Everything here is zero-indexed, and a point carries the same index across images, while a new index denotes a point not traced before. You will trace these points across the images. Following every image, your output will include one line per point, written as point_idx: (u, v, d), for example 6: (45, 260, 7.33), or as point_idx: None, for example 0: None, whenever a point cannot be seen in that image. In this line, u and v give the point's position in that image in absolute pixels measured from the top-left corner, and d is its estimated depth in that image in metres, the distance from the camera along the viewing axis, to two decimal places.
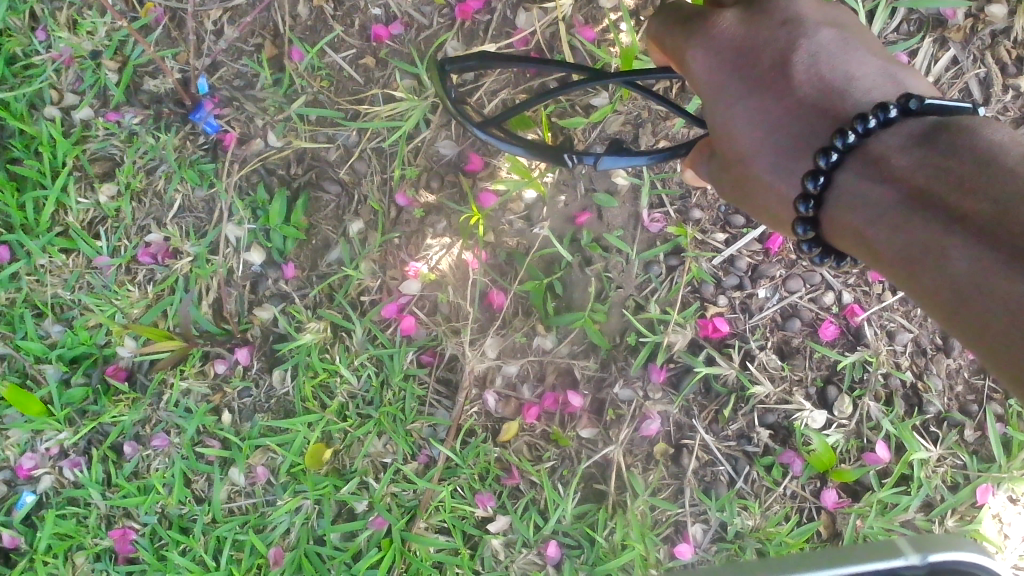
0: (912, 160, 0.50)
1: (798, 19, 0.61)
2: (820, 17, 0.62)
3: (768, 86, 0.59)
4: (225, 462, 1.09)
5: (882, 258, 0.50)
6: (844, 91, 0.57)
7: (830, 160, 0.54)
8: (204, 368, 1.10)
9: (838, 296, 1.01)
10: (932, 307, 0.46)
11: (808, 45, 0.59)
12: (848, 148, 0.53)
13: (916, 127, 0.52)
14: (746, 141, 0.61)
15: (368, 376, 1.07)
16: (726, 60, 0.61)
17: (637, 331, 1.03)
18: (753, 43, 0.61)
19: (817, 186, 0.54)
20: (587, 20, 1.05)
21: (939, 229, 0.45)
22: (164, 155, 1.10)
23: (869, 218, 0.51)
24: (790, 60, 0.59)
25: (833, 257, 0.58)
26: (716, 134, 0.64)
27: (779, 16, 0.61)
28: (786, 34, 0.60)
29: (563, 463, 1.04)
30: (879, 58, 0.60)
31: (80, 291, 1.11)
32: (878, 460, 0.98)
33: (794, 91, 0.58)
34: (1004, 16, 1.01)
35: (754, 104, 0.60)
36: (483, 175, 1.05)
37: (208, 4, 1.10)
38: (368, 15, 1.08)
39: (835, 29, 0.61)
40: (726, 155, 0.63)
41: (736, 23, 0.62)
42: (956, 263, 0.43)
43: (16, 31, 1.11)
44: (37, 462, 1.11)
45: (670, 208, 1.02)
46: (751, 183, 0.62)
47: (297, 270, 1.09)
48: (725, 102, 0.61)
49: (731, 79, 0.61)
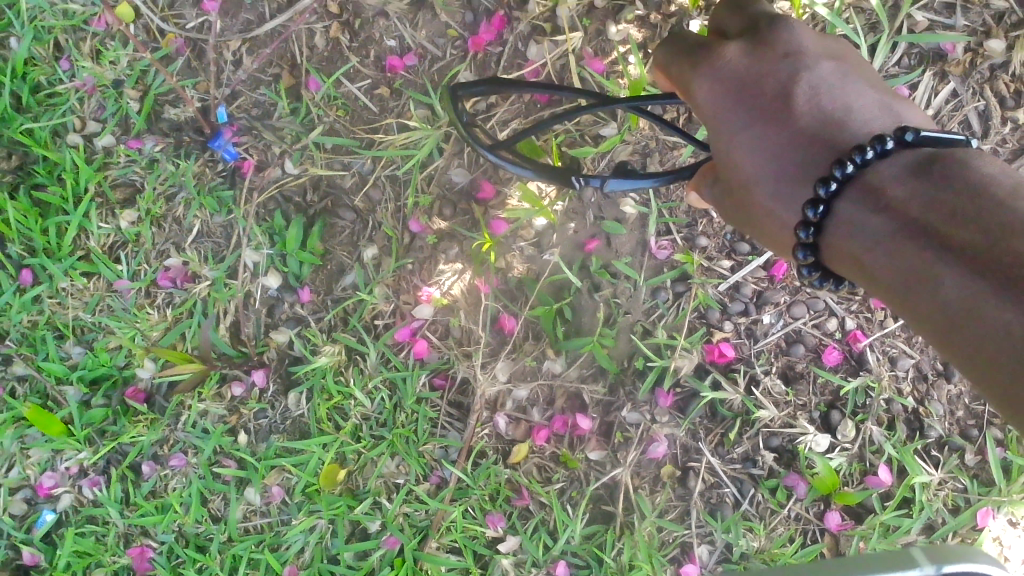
0: (907, 190, 0.52)
1: (800, 52, 0.63)
2: (820, 48, 0.63)
3: (770, 117, 0.61)
4: (241, 482, 1.12)
5: (879, 284, 0.52)
6: (845, 122, 0.60)
7: (830, 189, 0.56)
8: (221, 390, 1.12)
9: (841, 322, 1.04)
10: (928, 332, 0.48)
11: (810, 78, 0.61)
12: (847, 178, 0.56)
13: (912, 158, 0.54)
14: (749, 169, 0.63)
15: (382, 399, 1.10)
16: (732, 90, 0.63)
17: (644, 355, 1.05)
18: (757, 74, 0.62)
19: (816, 214, 0.57)
20: (597, 52, 1.08)
21: (933, 257, 0.47)
22: (184, 182, 1.13)
23: (867, 244, 0.53)
24: (792, 91, 0.61)
25: (831, 280, 0.61)
26: (720, 162, 0.66)
27: (782, 48, 0.63)
28: (788, 66, 0.62)
29: (572, 485, 1.07)
30: (876, 89, 0.63)
31: (100, 314, 1.14)
32: (880, 482, 1.01)
33: (795, 122, 0.61)
34: (1002, 50, 1.03)
35: (757, 134, 0.62)
36: (494, 203, 1.08)
37: (228, 36, 1.13)
38: (383, 46, 1.11)
39: (835, 61, 0.63)
40: (730, 181, 0.66)
41: (740, 53, 0.63)
42: (949, 289, 0.46)
43: (41, 61, 1.14)
44: (57, 481, 1.13)
45: (677, 236, 1.05)
46: (754, 208, 0.65)
47: (313, 293, 1.12)
48: (729, 132, 0.63)
49: (735, 110, 0.63)
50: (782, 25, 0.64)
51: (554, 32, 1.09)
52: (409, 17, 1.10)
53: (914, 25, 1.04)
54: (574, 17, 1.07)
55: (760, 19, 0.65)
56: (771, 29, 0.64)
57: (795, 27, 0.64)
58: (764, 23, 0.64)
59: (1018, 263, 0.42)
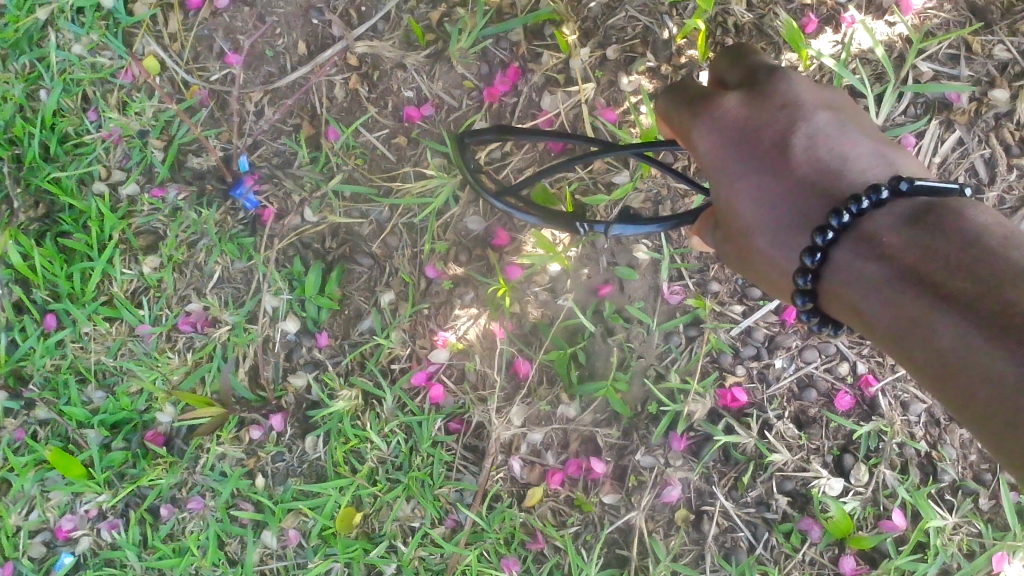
0: (903, 239, 0.54)
1: (797, 102, 0.66)
2: (817, 100, 0.66)
3: (768, 164, 0.63)
4: (258, 525, 1.14)
5: (876, 331, 0.54)
6: (841, 171, 0.61)
7: (827, 237, 0.58)
8: (239, 434, 1.14)
9: (852, 366, 1.05)
10: (924, 378, 0.50)
11: (806, 127, 0.64)
12: (843, 226, 0.58)
13: (907, 207, 0.56)
14: (749, 216, 0.65)
15: (398, 442, 1.11)
16: (731, 138, 0.66)
17: (658, 400, 1.06)
18: (755, 124, 0.65)
19: (814, 261, 0.58)
20: (609, 102, 1.11)
21: (927, 304, 0.49)
22: (205, 229, 1.15)
23: (862, 291, 0.55)
24: (789, 139, 0.63)
25: (830, 324, 0.63)
26: (721, 208, 0.68)
27: (779, 99, 0.66)
28: (785, 116, 0.65)
29: (587, 528, 1.08)
30: (873, 139, 0.65)
31: (122, 358, 1.16)
32: (894, 527, 1.01)
33: (792, 171, 0.62)
34: (1006, 100, 1.06)
35: (756, 182, 0.64)
36: (510, 249, 1.09)
37: (250, 87, 1.16)
38: (401, 97, 1.14)
39: (831, 112, 0.66)
40: (730, 228, 0.67)
41: (739, 104, 0.67)
42: (942, 336, 0.47)
43: (70, 112, 1.18)
44: (77, 524, 1.16)
45: (689, 281, 1.06)
46: (753, 253, 0.66)
47: (330, 338, 1.13)
48: (728, 178, 0.66)
49: (734, 157, 0.66)
50: (780, 78, 0.67)
51: (567, 84, 1.12)
52: (426, 69, 1.13)
53: (919, 75, 1.08)
54: (587, 68, 1.10)
55: (759, 73, 0.69)
56: (769, 83, 0.67)
57: (793, 82, 0.67)
58: (763, 76, 0.68)
59: (1011, 311, 0.44)
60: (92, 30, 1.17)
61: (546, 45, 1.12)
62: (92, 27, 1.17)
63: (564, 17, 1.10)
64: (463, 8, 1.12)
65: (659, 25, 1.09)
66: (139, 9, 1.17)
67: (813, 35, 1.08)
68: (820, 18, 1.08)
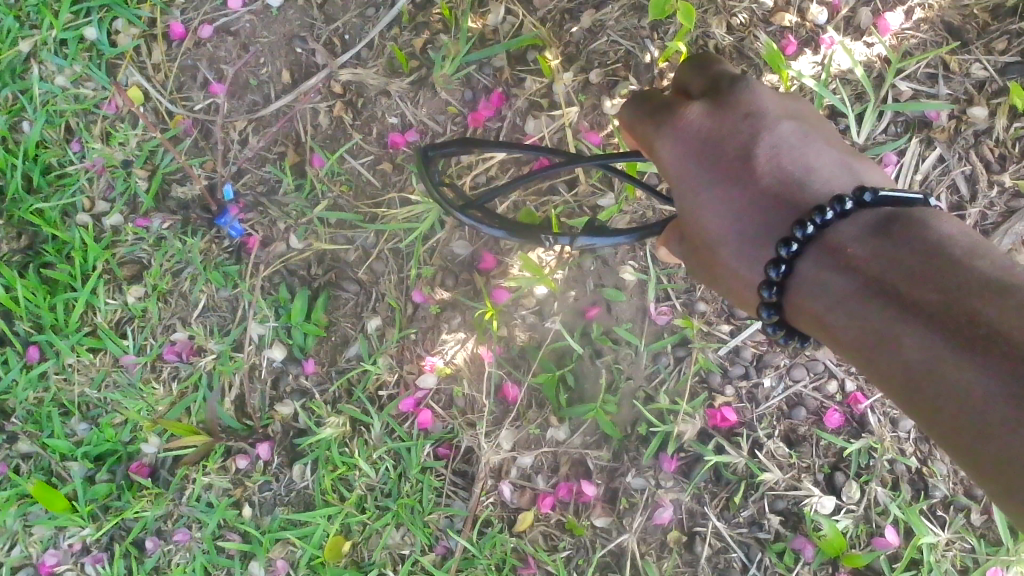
0: (867, 251, 0.54)
1: (760, 111, 0.66)
2: (781, 110, 0.67)
3: (733, 176, 0.64)
4: (246, 556, 1.12)
5: (840, 341, 0.54)
6: (805, 182, 0.62)
7: (791, 250, 0.58)
8: (226, 463, 1.13)
9: (841, 384, 1.04)
10: (888, 387, 0.50)
11: (769, 137, 0.64)
12: (808, 238, 0.58)
13: (870, 218, 0.57)
14: (715, 227, 0.65)
15: (387, 469, 1.10)
16: (693, 149, 0.66)
17: (647, 421, 1.06)
18: (718, 134, 0.65)
19: (779, 274, 0.58)
20: (593, 126, 1.11)
21: (891, 316, 0.49)
22: (190, 258, 1.15)
23: (827, 304, 0.55)
24: (753, 150, 0.64)
25: (797, 337, 0.64)
26: (685, 219, 0.68)
27: (742, 107, 0.66)
28: (748, 125, 0.65)
29: (579, 552, 1.06)
30: (836, 149, 0.65)
31: (107, 389, 1.15)
32: (886, 544, 1.01)
33: (757, 181, 0.63)
34: (985, 117, 1.07)
35: (721, 193, 0.64)
36: (496, 273, 1.09)
37: (235, 116, 1.17)
38: (386, 124, 1.14)
39: (794, 121, 0.66)
40: (695, 239, 0.68)
41: (701, 114, 0.66)
42: (909, 349, 0.48)
43: (53, 143, 1.18)
44: (61, 559, 1.14)
45: (676, 302, 1.06)
46: (717, 265, 0.67)
47: (317, 365, 1.13)
48: (692, 189, 0.66)
49: (697, 167, 0.66)
50: (743, 85, 0.67)
51: (551, 108, 1.12)
52: (411, 95, 1.14)
53: (899, 94, 1.08)
54: (570, 92, 1.11)
55: (723, 80, 0.69)
56: (732, 92, 0.67)
57: (756, 90, 0.67)
58: (726, 83, 0.68)
59: (975, 322, 0.44)
60: (75, 61, 1.17)
61: (529, 70, 1.13)
62: (75, 58, 1.17)
63: (547, 42, 1.10)
64: (446, 35, 1.13)
65: (641, 49, 1.10)
66: (122, 40, 1.18)
67: (794, 57, 1.09)
68: (799, 40, 1.09)
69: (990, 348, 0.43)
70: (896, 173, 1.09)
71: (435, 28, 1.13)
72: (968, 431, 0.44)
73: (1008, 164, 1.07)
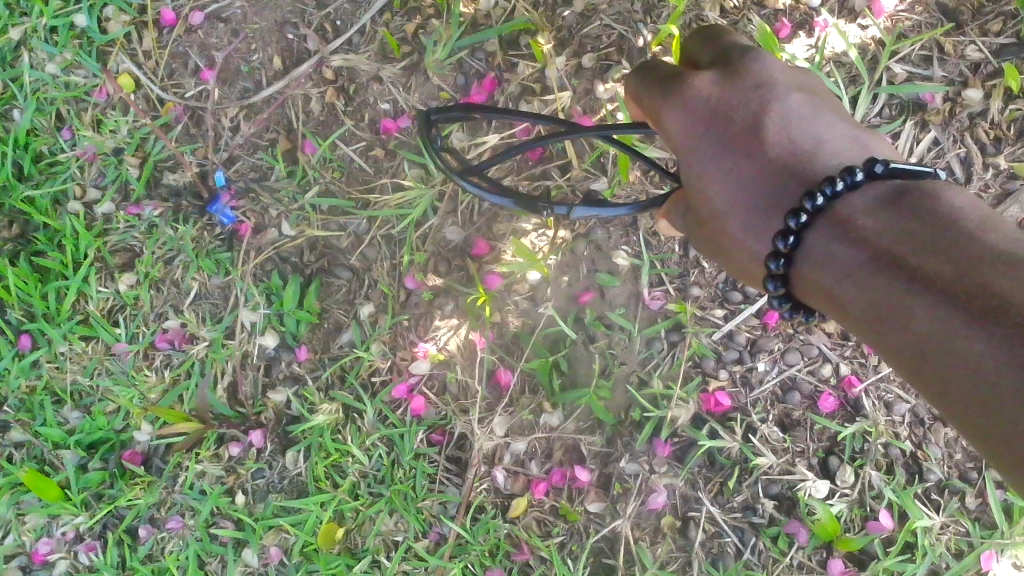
0: (876, 222, 0.54)
1: (770, 83, 0.65)
2: (790, 81, 0.66)
3: (742, 146, 0.64)
4: (239, 543, 1.12)
5: (848, 313, 0.53)
6: (814, 153, 0.62)
7: (800, 221, 0.57)
8: (219, 451, 1.13)
9: (835, 368, 1.04)
10: (898, 359, 0.49)
11: (779, 109, 0.64)
12: (817, 211, 0.57)
13: (879, 189, 0.56)
14: (721, 199, 0.65)
15: (380, 455, 1.10)
16: (701, 118, 0.65)
17: (641, 406, 1.05)
18: (727, 104, 0.65)
19: (788, 245, 0.57)
20: (586, 110, 1.10)
21: (904, 287, 0.49)
22: (182, 245, 1.14)
23: (837, 275, 0.54)
24: (762, 121, 0.64)
25: (803, 311, 0.62)
26: (692, 191, 0.67)
27: (752, 78, 0.65)
28: (758, 96, 0.65)
29: (572, 538, 1.06)
30: (845, 122, 0.65)
31: (98, 377, 1.15)
32: (881, 528, 1.00)
33: (766, 153, 0.63)
34: (980, 99, 1.06)
35: (728, 164, 0.64)
36: (489, 259, 1.09)
37: (226, 103, 1.16)
38: (378, 110, 1.14)
39: (804, 93, 0.66)
40: (701, 212, 0.67)
41: (710, 84, 0.66)
42: (921, 322, 0.47)
43: (44, 131, 1.17)
44: (53, 547, 1.14)
45: (670, 287, 1.07)
46: (723, 238, 0.66)
47: (310, 352, 1.12)
48: (699, 161, 0.65)
49: (704, 138, 0.65)
50: (753, 56, 0.67)
51: (544, 92, 1.11)
52: (402, 81, 1.13)
53: (893, 77, 1.08)
54: (562, 77, 1.10)
55: (732, 52, 0.68)
56: (742, 62, 0.67)
57: (766, 61, 0.67)
58: (735, 55, 0.68)
59: (988, 293, 0.44)
60: (66, 49, 1.17)
61: (522, 55, 1.12)
62: (65, 45, 1.17)
63: (540, 26, 1.10)
64: (438, 20, 1.12)
65: (634, 33, 1.09)
66: (113, 27, 1.17)
67: (787, 40, 1.08)
68: (794, 23, 1.08)
69: (1002, 320, 0.42)
70: None
71: (427, 13, 1.13)
72: (980, 405, 0.43)
73: (1003, 147, 1.06)
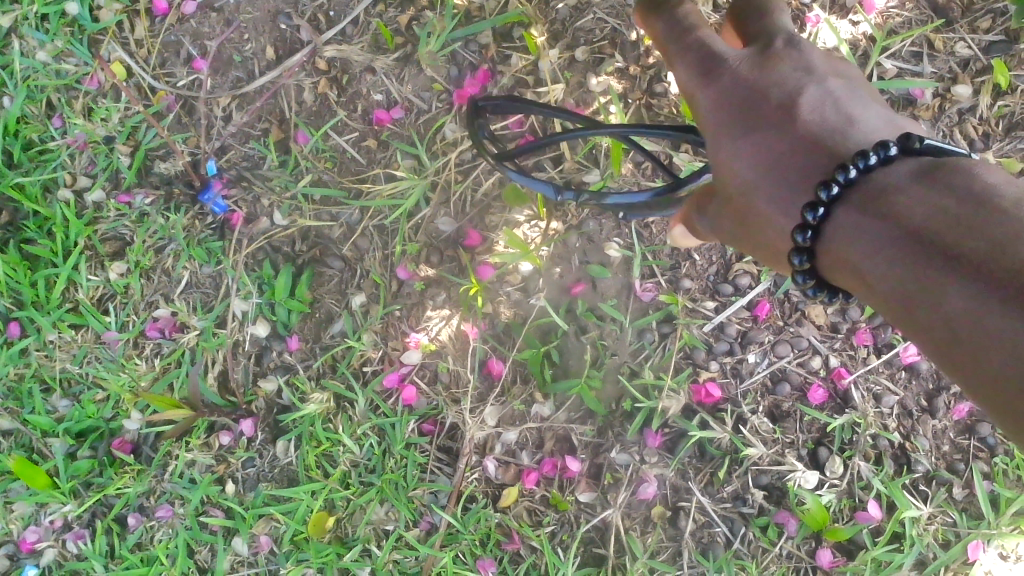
0: (908, 195, 0.52)
1: (808, 70, 0.67)
2: (829, 70, 0.68)
3: (775, 124, 0.65)
4: (229, 532, 1.12)
5: (874, 287, 0.52)
6: (848, 131, 0.62)
7: (830, 194, 0.57)
8: (209, 439, 1.12)
9: (825, 360, 1.05)
10: (926, 334, 0.48)
11: (814, 92, 0.65)
12: (848, 183, 0.57)
13: (913, 164, 0.55)
14: (750, 176, 0.65)
15: (371, 445, 1.10)
16: (739, 99, 0.67)
17: (632, 397, 1.06)
18: (765, 88, 0.67)
19: (816, 216, 0.57)
20: (579, 103, 1.11)
21: (929, 261, 0.47)
22: (174, 234, 1.14)
23: (865, 249, 0.53)
24: (797, 102, 0.65)
25: (827, 291, 0.62)
26: (721, 170, 0.69)
27: (791, 66, 0.67)
28: (795, 81, 0.66)
29: (563, 528, 1.06)
30: (881, 109, 0.66)
31: (88, 365, 1.15)
32: (870, 518, 1.01)
33: (798, 129, 0.63)
34: (970, 95, 1.07)
35: (759, 141, 0.65)
36: (482, 249, 1.10)
37: (219, 92, 1.16)
38: (371, 100, 1.14)
39: (841, 81, 0.67)
40: (729, 191, 0.68)
41: (749, 69, 0.68)
42: (949, 297, 0.45)
43: (34, 119, 1.17)
44: (40, 536, 1.13)
45: (661, 278, 1.07)
46: (750, 216, 0.66)
47: (301, 342, 1.12)
48: (731, 140, 0.67)
49: (739, 118, 0.67)
50: (794, 45, 0.69)
51: (537, 85, 1.11)
52: (395, 72, 1.13)
53: (884, 73, 1.09)
54: (555, 70, 1.11)
55: (773, 39, 0.70)
56: (783, 51, 0.69)
57: (805, 51, 0.69)
58: (777, 43, 0.70)
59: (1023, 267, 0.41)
60: (57, 36, 1.17)
61: (515, 47, 1.12)
62: (56, 33, 1.17)
63: (533, 19, 1.10)
64: (432, 11, 1.13)
65: (627, 26, 1.10)
66: (105, 16, 1.17)
67: None
68: (785, 18, 1.09)
69: None
70: None
71: (421, 5, 1.13)
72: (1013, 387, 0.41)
73: (992, 142, 1.07)
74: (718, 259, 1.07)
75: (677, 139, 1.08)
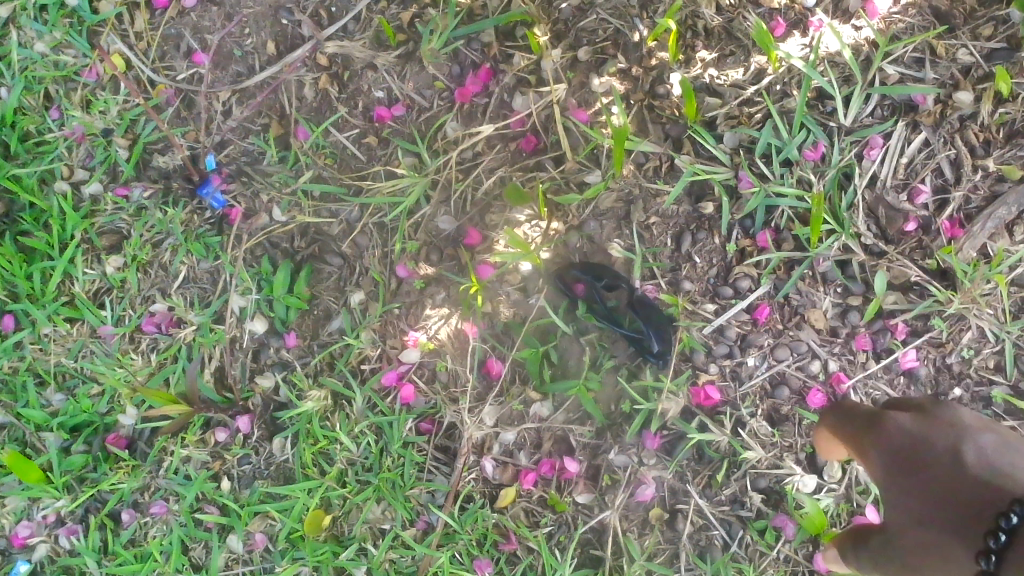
0: None
1: (963, 430, 0.82)
2: (978, 427, 0.83)
3: (950, 475, 0.78)
4: (224, 529, 1.11)
5: None
6: (983, 474, 0.76)
7: (1011, 521, 0.69)
8: (205, 436, 1.11)
9: (824, 364, 1.05)
10: None
11: (974, 444, 0.79)
12: (1012, 527, 0.69)
13: None
14: (924, 526, 0.79)
15: (368, 443, 1.09)
16: (900, 456, 0.84)
17: (631, 398, 1.06)
18: (919, 446, 0.84)
19: (998, 543, 0.69)
20: (581, 103, 1.10)
21: None
22: (171, 228, 1.13)
23: None
24: (964, 446, 0.79)
25: None
26: (904, 524, 0.82)
27: (947, 423, 0.84)
28: (954, 436, 0.81)
29: (560, 529, 1.07)
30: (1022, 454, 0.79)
31: (83, 359, 1.14)
32: (867, 523, 1.02)
33: (971, 472, 0.77)
34: (971, 102, 1.04)
35: (921, 494, 0.80)
36: (482, 248, 1.09)
37: (218, 86, 1.15)
38: (371, 97, 1.13)
39: (990, 432, 0.81)
40: (911, 546, 0.81)
41: (907, 424, 0.86)
42: None
43: (32, 110, 1.16)
44: (33, 531, 1.12)
45: (661, 280, 1.07)
46: (925, 555, 0.79)
47: (299, 339, 1.12)
48: (909, 496, 0.81)
49: (911, 481, 0.82)
50: (951, 413, 0.85)
51: (539, 85, 1.11)
52: (397, 69, 1.12)
53: (885, 78, 1.06)
54: (558, 69, 1.10)
55: (913, 416, 0.87)
56: (941, 414, 0.85)
57: (957, 414, 0.84)
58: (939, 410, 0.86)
59: None
60: (56, 27, 1.16)
61: (517, 46, 1.12)
62: (55, 24, 1.16)
63: (536, 18, 1.09)
64: (434, 9, 1.11)
65: (630, 27, 1.09)
66: (104, 8, 1.16)
67: (782, 39, 1.07)
68: (788, 22, 1.07)
69: None
70: (882, 156, 1.05)
71: (423, 2, 1.12)
72: None
73: (992, 149, 1.04)
74: (719, 261, 1.07)
75: (678, 141, 1.08)
